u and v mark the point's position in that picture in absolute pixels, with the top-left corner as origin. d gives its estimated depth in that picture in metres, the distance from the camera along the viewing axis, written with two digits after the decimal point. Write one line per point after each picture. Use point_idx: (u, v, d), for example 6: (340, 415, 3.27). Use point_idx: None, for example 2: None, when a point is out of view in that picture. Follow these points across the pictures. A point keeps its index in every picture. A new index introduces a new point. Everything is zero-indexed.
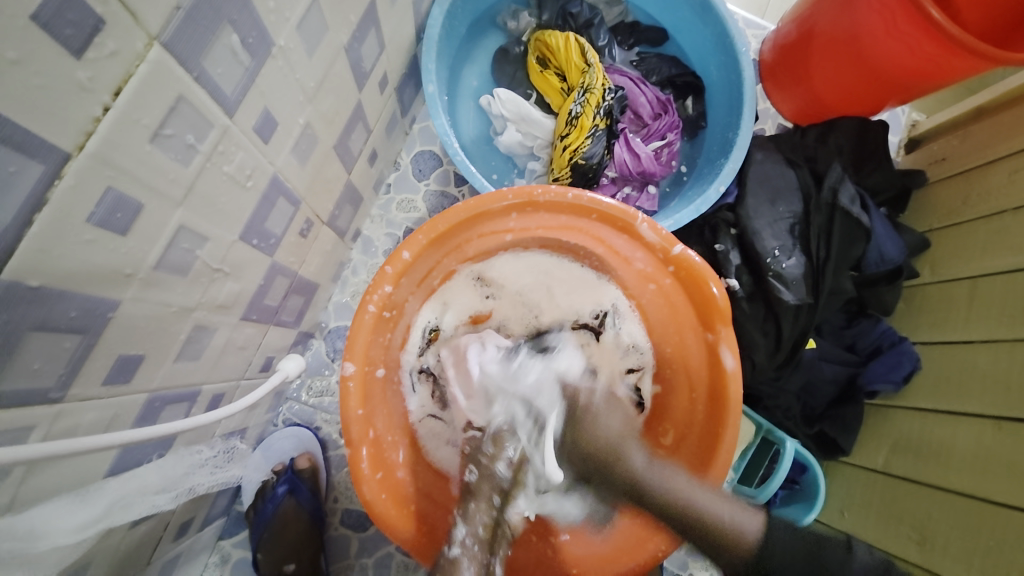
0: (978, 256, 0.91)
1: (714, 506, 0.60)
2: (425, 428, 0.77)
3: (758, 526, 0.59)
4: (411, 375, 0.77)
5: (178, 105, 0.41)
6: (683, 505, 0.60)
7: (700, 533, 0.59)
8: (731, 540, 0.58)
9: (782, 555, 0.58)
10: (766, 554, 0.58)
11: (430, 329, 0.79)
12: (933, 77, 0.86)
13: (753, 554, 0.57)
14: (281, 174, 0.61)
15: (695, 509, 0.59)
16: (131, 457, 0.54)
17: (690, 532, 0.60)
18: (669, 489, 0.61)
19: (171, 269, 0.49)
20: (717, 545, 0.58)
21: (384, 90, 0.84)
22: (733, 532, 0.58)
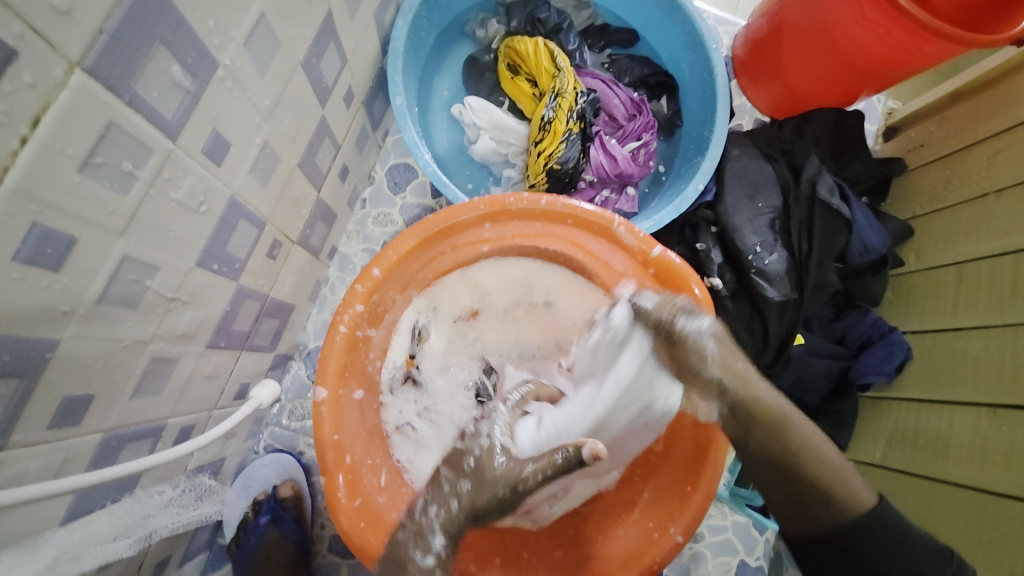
0: (962, 242, 0.90)
1: (834, 456, 0.58)
2: (403, 436, 0.74)
3: (872, 501, 0.59)
4: (394, 376, 0.75)
5: (109, 131, 0.39)
6: (785, 442, 0.57)
7: (816, 486, 0.57)
8: (851, 500, 0.58)
9: (879, 542, 0.57)
10: (864, 534, 0.57)
11: (419, 330, 0.78)
12: (908, 63, 0.85)
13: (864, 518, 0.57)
14: (239, 196, 0.59)
15: (814, 465, 0.57)
16: (86, 502, 0.51)
17: (791, 479, 0.58)
18: (800, 430, 0.58)
19: (116, 302, 0.47)
20: (835, 500, 0.58)
21: (351, 104, 0.82)
22: (851, 495, 0.58)
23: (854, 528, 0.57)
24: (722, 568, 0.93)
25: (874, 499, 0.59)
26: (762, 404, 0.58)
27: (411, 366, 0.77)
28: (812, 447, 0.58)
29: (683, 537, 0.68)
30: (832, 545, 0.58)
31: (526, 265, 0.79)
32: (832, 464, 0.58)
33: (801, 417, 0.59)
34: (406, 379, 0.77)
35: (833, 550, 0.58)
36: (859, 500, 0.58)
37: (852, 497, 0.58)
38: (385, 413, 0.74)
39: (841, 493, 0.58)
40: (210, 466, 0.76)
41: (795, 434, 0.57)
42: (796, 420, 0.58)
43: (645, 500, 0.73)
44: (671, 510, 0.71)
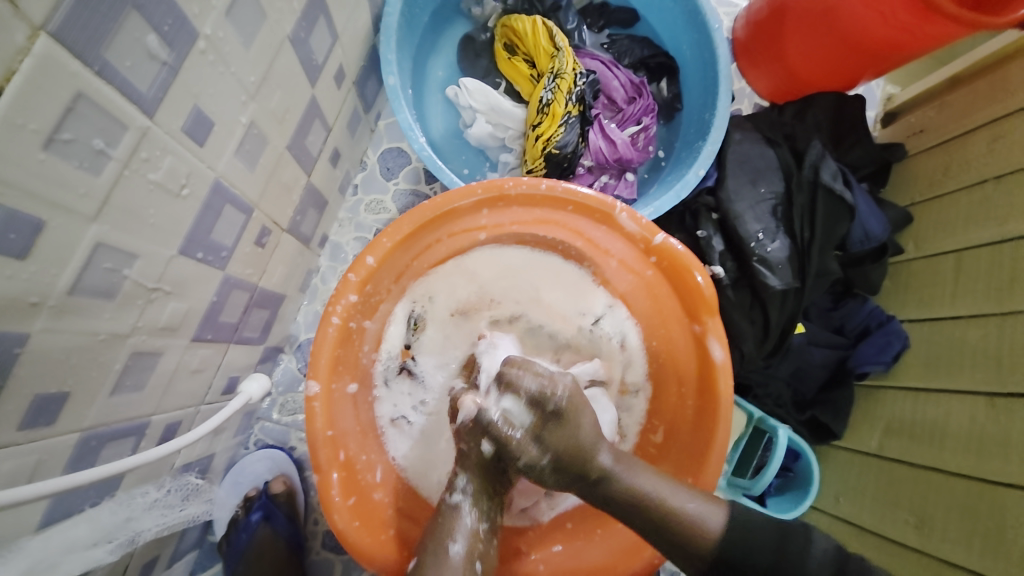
0: (961, 230, 0.89)
1: (676, 496, 0.55)
2: (397, 429, 0.72)
3: (720, 524, 0.53)
4: (389, 366, 0.73)
5: (76, 104, 0.36)
6: (641, 491, 0.54)
7: (650, 521, 0.54)
8: (693, 535, 0.53)
9: (747, 556, 0.52)
10: (732, 553, 0.52)
11: (413, 320, 0.75)
12: (911, 46, 0.83)
13: (716, 552, 0.52)
14: (224, 179, 0.55)
15: (650, 492, 0.54)
16: (63, 506, 0.48)
17: (646, 511, 0.55)
18: (633, 459, 0.57)
19: (91, 293, 0.43)
20: (677, 543, 0.53)
21: (342, 84, 0.78)
22: (695, 523, 0.53)
23: (714, 557, 0.52)
24: None
25: (722, 520, 0.53)
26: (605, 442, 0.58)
27: (407, 356, 0.74)
28: (645, 480, 0.55)
29: None
30: (723, 570, 0.52)
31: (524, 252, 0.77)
32: (657, 494, 0.54)
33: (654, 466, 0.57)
34: (401, 370, 0.74)
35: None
36: (703, 527, 0.53)
37: (693, 525, 0.53)
38: (377, 407, 0.72)
39: (687, 521, 0.53)
40: (197, 465, 0.73)
41: (619, 482, 0.55)
42: (628, 456, 0.58)
43: None
44: None
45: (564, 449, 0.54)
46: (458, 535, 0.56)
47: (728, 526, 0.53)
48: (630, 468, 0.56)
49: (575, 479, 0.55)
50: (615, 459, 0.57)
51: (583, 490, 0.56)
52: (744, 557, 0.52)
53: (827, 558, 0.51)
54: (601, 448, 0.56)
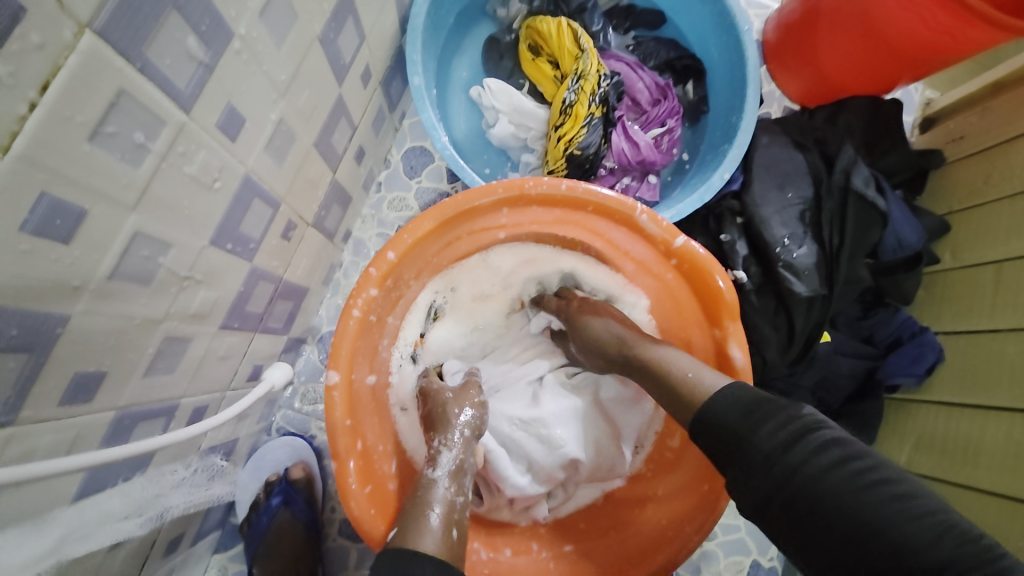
0: (1003, 240, 0.85)
1: (680, 361, 0.59)
2: (409, 415, 0.75)
3: (723, 384, 0.53)
4: (405, 356, 0.76)
5: (119, 100, 0.38)
6: (649, 356, 0.61)
7: (657, 386, 0.59)
8: (692, 395, 0.54)
9: (727, 412, 0.51)
10: (716, 404, 0.52)
11: (433, 309, 0.79)
12: (952, 50, 0.80)
13: (702, 410, 0.52)
14: (253, 174, 0.57)
15: (659, 362, 0.60)
16: (97, 480, 0.51)
17: (656, 381, 0.60)
18: (647, 348, 0.63)
19: (128, 279, 0.46)
20: (680, 404, 0.56)
21: (368, 83, 0.80)
22: (695, 386, 0.55)
23: (706, 408, 0.52)
24: (735, 567, 0.91)
25: (724, 381, 0.54)
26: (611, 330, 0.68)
27: (420, 344, 0.78)
28: (658, 356, 0.61)
29: (698, 538, 0.65)
30: (703, 427, 0.52)
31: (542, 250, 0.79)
32: (667, 363, 0.59)
33: (660, 346, 0.62)
34: (413, 357, 0.78)
35: (705, 427, 0.52)
36: (700, 389, 0.54)
37: (695, 388, 0.55)
38: (393, 392, 0.75)
39: (690, 385, 0.55)
40: (222, 447, 0.75)
41: (641, 354, 0.62)
42: (643, 347, 0.63)
43: (660, 495, 0.72)
44: (686, 512, 0.67)
45: (597, 340, 0.69)
46: (434, 504, 0.57)
47: (718, 390, 0.53)
48: (648, 345, 0.63)
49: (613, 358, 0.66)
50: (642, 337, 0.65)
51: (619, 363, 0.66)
52: (712, 415, 0.51)
53: (785, 430, 0.47)
54: (631, 336, 0.66)
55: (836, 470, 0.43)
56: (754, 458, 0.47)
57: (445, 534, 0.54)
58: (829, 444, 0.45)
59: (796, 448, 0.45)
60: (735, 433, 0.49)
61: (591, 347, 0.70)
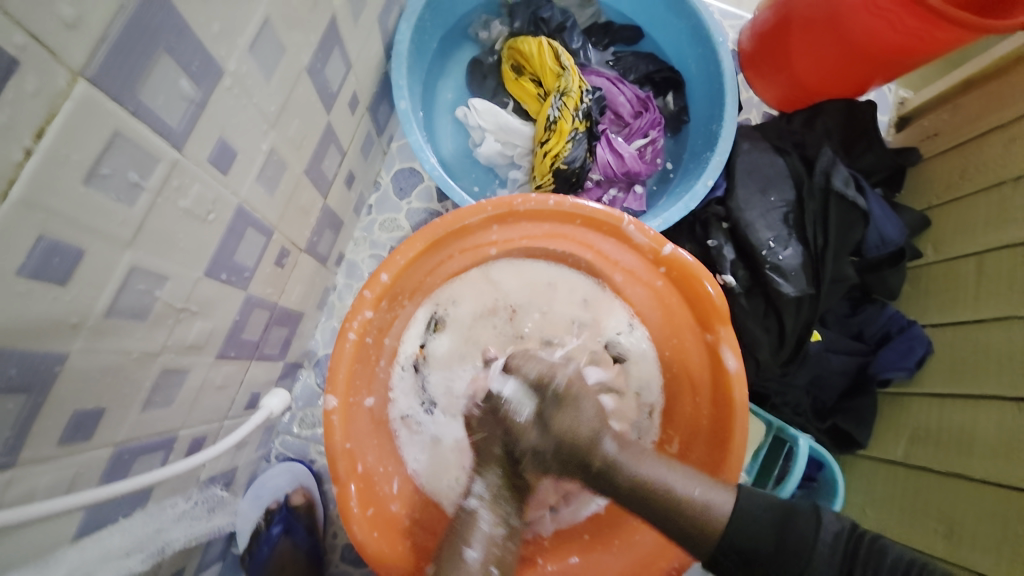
0: (981, 232, 0.88)
1: (685, 485, 0.59)
2: (408, 429, 0.75)
3: (730, 500, 0.57)
4: (406, 369, 0.76)
5: (113, 141, 0.39)
6: (642, 480, 0.59)
7: (656, 507, 0.58)
8: (703, 524, 0.57)
9: (750, 528, 0.56)
10: (737, 526, 0.56)
11: (433, 322, 0.78)
12: (921, 51, 0.83)
13: (721, 541, 0.56)
14: (246, 204, 0.58)
15: (659, 485, 0.59)
16: (97, 518, 0.51)
17: (654, 509, 0.58)
18: (630, 463, 0.61)
19: (125, 314, 0.46)
20: (690, 530, 0.57)
21: (356, 110, 0.82)
22: (703, 512, 0.57)
23: (726, 540, 0.56)
24: None
25: (730, 499, 0.57)
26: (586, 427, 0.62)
27: (422, 355, 0.77)
28: (648, 475, 0.60)
29: None
30: (738, 556, 0.56)
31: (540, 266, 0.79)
32: (661, 484, 0.59)
33: (644, 460, 0.61)
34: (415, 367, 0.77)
35: (731, 558, 0.56)
36: (713, 516, 0.57)
37: (705, 515, 0.57)
38: (393, 405, 0.75)
39: (698, 510, 0.57)
40: (222, 477, 0.75)
41: (623, 473, 0.60)
42: (628, 462, 0.61)
43: None
44: None
45: (565, 438, 0.62)
46: (474, 542, 0.60)
47: (732, 509, 0.56)
48: (631, 454, 0.62)
49: (597, 482, 0.61)
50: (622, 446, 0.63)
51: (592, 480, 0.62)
52: (749, 549, 0.55)
53: (838, 542, 0.53)
54: (606, 441, 0.62)
55: (880, 568, 0.50)
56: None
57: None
58: (876, 550, 0.51)
59: (855, 571, 0.51)
60: (769, 557, 0.55)
61: (561, 452, 0.62)
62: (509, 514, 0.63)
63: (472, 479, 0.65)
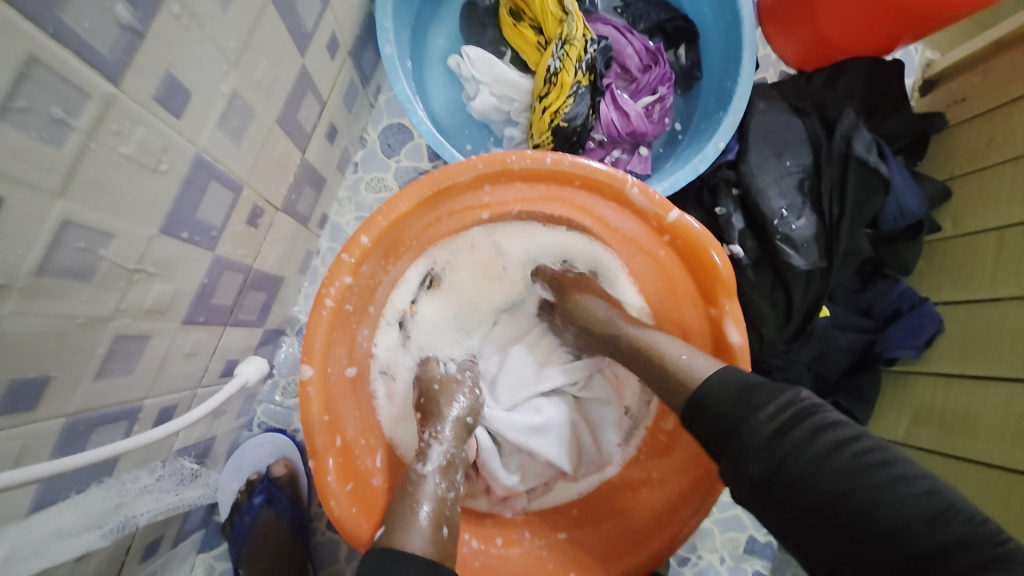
0: (1004, 205, 0.82)
1: (673, 348, 0.58)
2: (386, 382, 0.72)
3: (716, 368, 0.53)
4: (392, 324, 0.72)
5: (27, 69, 0.33)
6: (641, 342, 0.60)
7: (646, 364, 0.59)
8: (681, 378, 0.54)
9: (709, 405, 0.51)
10: (707, 388, 0.51)
11: (427, 278, 0.74)
12: (959, 4, 0.76)
13: (696, 392, 0.52)
14: (207, 154, 0.52)
15: (651, 345, 0.59)
16: (51, 492, 0.48)
17: (644, 361, 0.59)
18: (637, 332, 0.62)
19: (63, 274, 0.41)
20: (669, 387, 0.56)
21: (336, 54, 0.74)
22: (685, 370, 0.55)
23: (704, 391, 0.52)
24: (730, 544, 0.90)
25: (714, 368, 0.53)
26: (619, 328, 0.64)
27: (411, 310, 0.74)
28: (649, 340, 0.60)
29: (696, 520, 0.62)
30: (696, 412, 0.52)
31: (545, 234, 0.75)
32: (655, 344, 0.59)
33: (641, 325, 0.63)
34: (401, 321, 0.74)
35: (696, 413, 0.52)
36: (689, 373, 0.54)
37: (683, 371, 0.55)
38: (376, 359, 0.72)
39: (677, 369, 0.55)
40: (194, 448, 0.72)
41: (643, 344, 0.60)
42: (632, 328, 0.63)
43: (656, 480, 0.69)
44: (681, 494, 0.65)
45: (589, 324, 0.67)
46: (423, 499, 0.54)
47: (711, 374, 0.52)
48: (640, 328, 0.62)
49: (603, 342, 0.65)
50: (632, 321, 0.64)
51: (607, 347, 0.65)
52: (706, 401, 0.51)
53: (781, 413, 0.46)
54: (623, 323, 0.64)
55: (822, 446, 0.44)
56: (744, 438, 0.47)
57: (436, 531, 0.52)
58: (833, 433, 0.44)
59: (788, 433, 0.45)
60: (720, 414, 0.50)
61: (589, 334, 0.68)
62: (459, 480, 0.59)
63: (427, 439, 0.61)
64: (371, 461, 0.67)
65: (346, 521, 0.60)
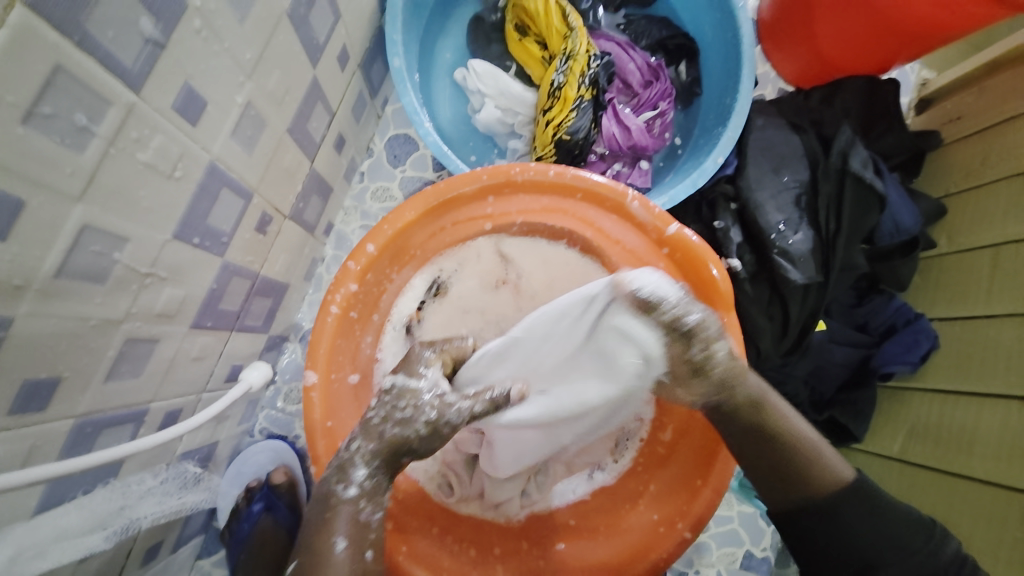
0: (999, 222, 0.84)
1: (806, 429, 0.55)
2: None
3: (852, 477, 0.54)
4: (397, 329, 0.71)
5: (55, 78, 0.35)
6: (775, 417, 0.54)
7: (784, 464, 0.54)
8: (816, 477, 0.54)
9: (863, 520, 0.53)
10: (853, 510, 0.53)
11: (432, 287, 0.73)
12: (953, 26, 0.78)
13: (838, 502, 0.53)
14: (220, 162, 0.53)
15: (791, 438, 0.54)
16: (59, 493, 0.48)
17: (775, 458, 0.54)
18: (777, 407, 0.55)
19: (79, 276, 0.42)
20: (804, 479, 0.54)
21: (346, 66, 0.76)
22: (822, 470, 0.54)
23: (847, 505, 0.53)
24: (728, 558, 0.90)
25: (853, 476, 0.54)
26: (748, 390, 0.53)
27: (417, 317, 0.72)
28: (791, 425, 0.54)
29: (691, 534, 0.64)
30: (828, 521, 0.53)
31: (545, 247, 0.74)
32: (807, 439, 0.54)
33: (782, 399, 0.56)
34: (406, 327, 0.72)
35: (828, 523, 0.53)
36: (829, 477, 0.54)
37: (826, 473, 0.54)
38: (378, 362, 0.70)
39: (821, 469, 0.54)
40: (198, 453, 0.72)
41: (772, 414, 0.54)
42: (776, 403, 0.55)
43: (653, 492, 0.70)
44: (681, 506, 0.66)
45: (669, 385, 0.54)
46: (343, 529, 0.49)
47: (849, 482, 0.54)
48: (778, 400, 0.55)
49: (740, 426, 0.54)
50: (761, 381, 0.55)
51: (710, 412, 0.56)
52: (849, 522, 0.53)
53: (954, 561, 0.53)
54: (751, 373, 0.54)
55: None
56: (888, 568, 0.51)
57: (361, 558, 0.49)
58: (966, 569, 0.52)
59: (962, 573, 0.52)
60: (867, 548, 0.52)
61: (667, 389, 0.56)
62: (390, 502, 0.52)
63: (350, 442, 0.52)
64: None
65: None
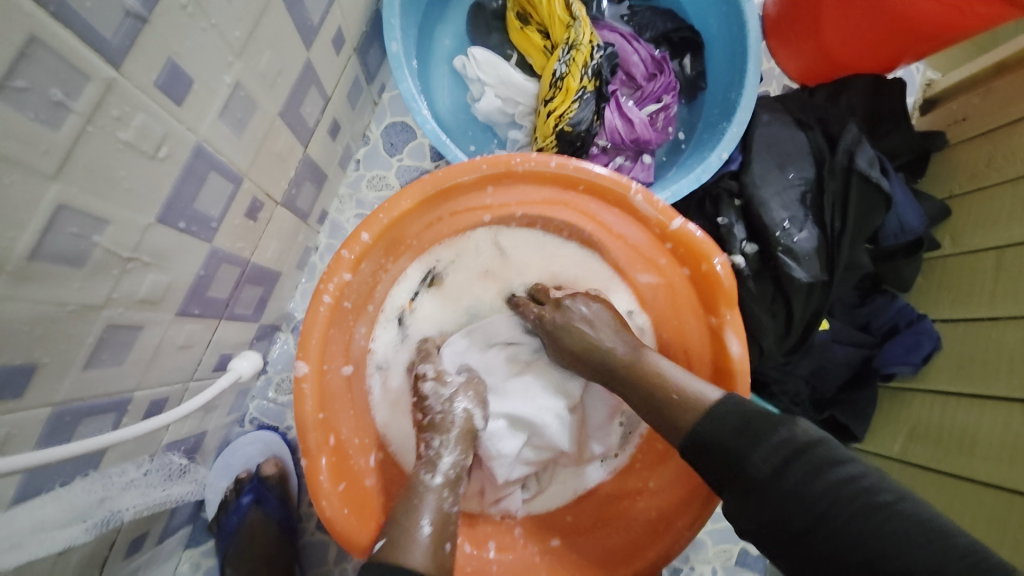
0: (1004, 224, 0.82)
1: (675, 375, 0.56)
2: (381, 376, 0.71)
3: (717, 398, 0.52)
4: (391, 320, 0.71)
5: (29, 49, 0.33)
6: (643, 371, 0.58)
7: (648, 395, 0.56)
8: (682, 408, 0.53)
9: (720, 425, 0.50)
10: (706, 423, 0.50)
11: (429, 277, 0.73)
12: (962, 27, 0.76)
13: (699, 426, 0.51)
14: (207, 144, 0.51)
15: (650, 373, 0.57)
16: (35, 483, 0.47)
17: (647, 396, 0.56)
18: (641, 362, 0.59)
19: (57, 260, 0.41)
20: (667, 416, 0.54)
21: (341, 50, 0.74)
22: (689, 399, 0.53)
23: (700, 427, 0.50)
24: (723, 556, 0.89)
25: (720, 394, 0.52)
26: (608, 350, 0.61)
27: (410, 306, 0.72)
28: (649, 366, 0.58)
29: (691, 531, 0.61)
30: (697, 443, 0.50)
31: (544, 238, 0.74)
32: (657, 375, 0.57)
33: (645, 352, 0.60)
34: (399, 317, 0.72)
35: (697, 439, 0.50)
36: (696, 404, 0.52)
37: (689, 403, 0.53)
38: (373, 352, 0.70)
39: (682, 398, 0.53)
40: (184, 443, 0.70)
41: (628, 365, 0.59)
42: (644, 359, 0.59)
43: (652, 488, 0.68)
44: (678, 503, 0.64)
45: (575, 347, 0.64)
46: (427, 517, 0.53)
47: (718, 401, 0.51)
48: (636, 350, 0.60)
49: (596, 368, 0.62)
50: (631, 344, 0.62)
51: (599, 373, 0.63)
52: (708, 427, 0.50)
53: (784, 445, 0.47)
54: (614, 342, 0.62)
55: (822, 476, 0.44)
56: (751, 466, 0.47)
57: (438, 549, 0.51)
58: (829, 458, 0.45)
59: (797, 463, 0.46)
60: (726, 446, 0.49)
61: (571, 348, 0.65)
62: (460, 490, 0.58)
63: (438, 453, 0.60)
64: (363, 461, 0.66)
65: (336, 523, 0.59)
